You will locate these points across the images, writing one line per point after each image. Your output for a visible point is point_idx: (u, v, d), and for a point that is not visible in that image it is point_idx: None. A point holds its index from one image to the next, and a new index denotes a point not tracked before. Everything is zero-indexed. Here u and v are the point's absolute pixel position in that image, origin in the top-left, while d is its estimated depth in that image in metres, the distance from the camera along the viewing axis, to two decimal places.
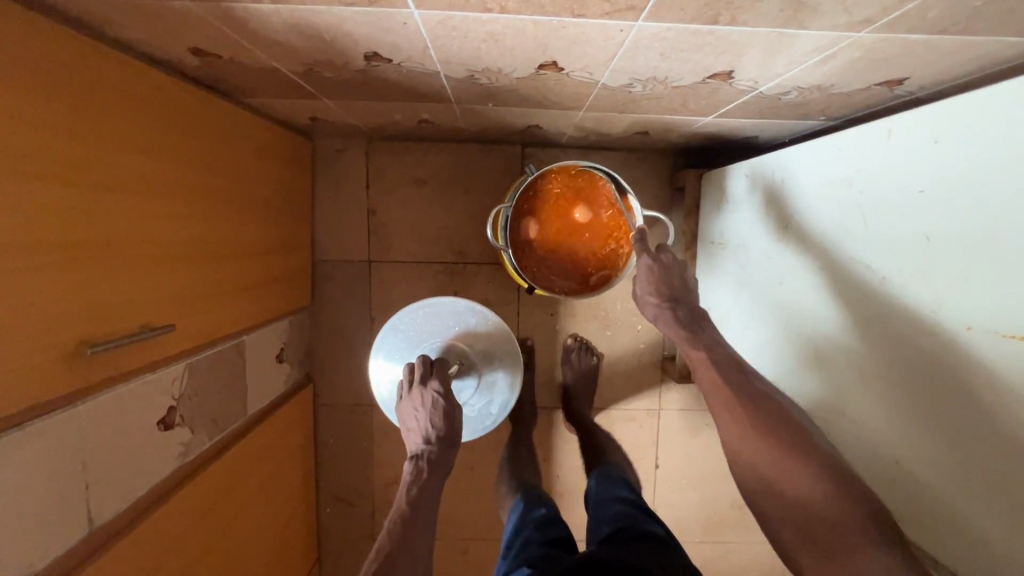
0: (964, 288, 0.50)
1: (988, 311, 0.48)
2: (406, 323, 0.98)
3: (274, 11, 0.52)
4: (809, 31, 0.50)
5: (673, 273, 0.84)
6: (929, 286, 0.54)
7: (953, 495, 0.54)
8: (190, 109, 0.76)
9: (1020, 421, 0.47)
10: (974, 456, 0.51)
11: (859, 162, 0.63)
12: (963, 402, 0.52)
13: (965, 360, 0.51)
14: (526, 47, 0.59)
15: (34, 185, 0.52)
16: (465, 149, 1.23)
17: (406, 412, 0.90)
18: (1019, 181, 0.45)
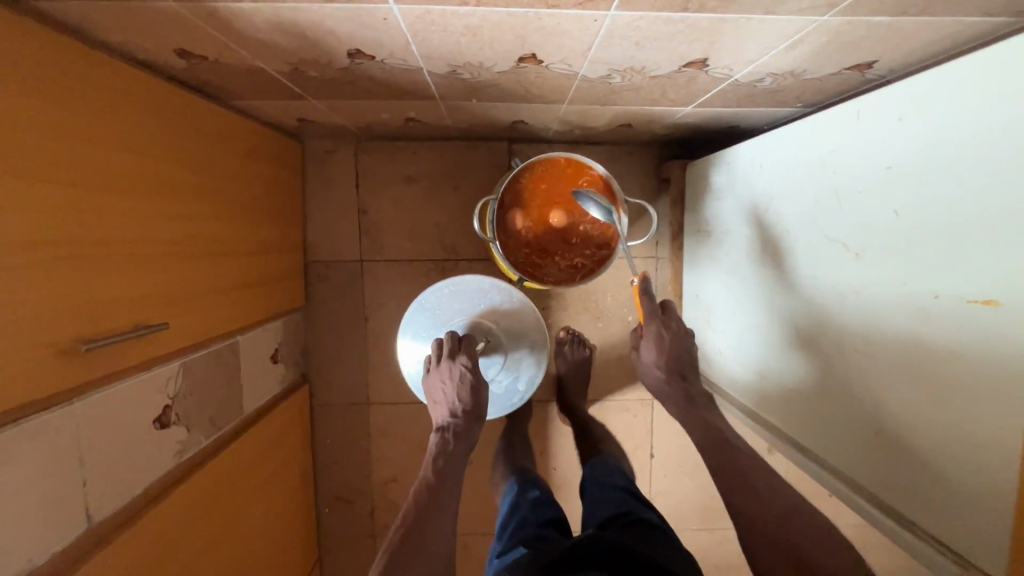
0: (931, 258, 0.52)
1: (952, 279, 0.50)
2: (434, 301, 0.99)
3: (256, 9, 0.54)
4: (776, 15, 0.52)
5: (679, 344, 0.94)
6: (900, 259, 0.55)
7: (925, 461, 0.55)
8: (178, 111, 0.77)
9: (984, 385, 0.48)
10: (941, 421, 0.52)
11: (833, 143, 0.65)
12: (931, 372, 0.53)
13: (934, 329, 0.52)
14: (505, 40, 0.61)
15: (24, 184, 0.53)
16: (453, 147, 1.25)
17: (433, 384, 0.91)
18: (981, 152, 0.47)
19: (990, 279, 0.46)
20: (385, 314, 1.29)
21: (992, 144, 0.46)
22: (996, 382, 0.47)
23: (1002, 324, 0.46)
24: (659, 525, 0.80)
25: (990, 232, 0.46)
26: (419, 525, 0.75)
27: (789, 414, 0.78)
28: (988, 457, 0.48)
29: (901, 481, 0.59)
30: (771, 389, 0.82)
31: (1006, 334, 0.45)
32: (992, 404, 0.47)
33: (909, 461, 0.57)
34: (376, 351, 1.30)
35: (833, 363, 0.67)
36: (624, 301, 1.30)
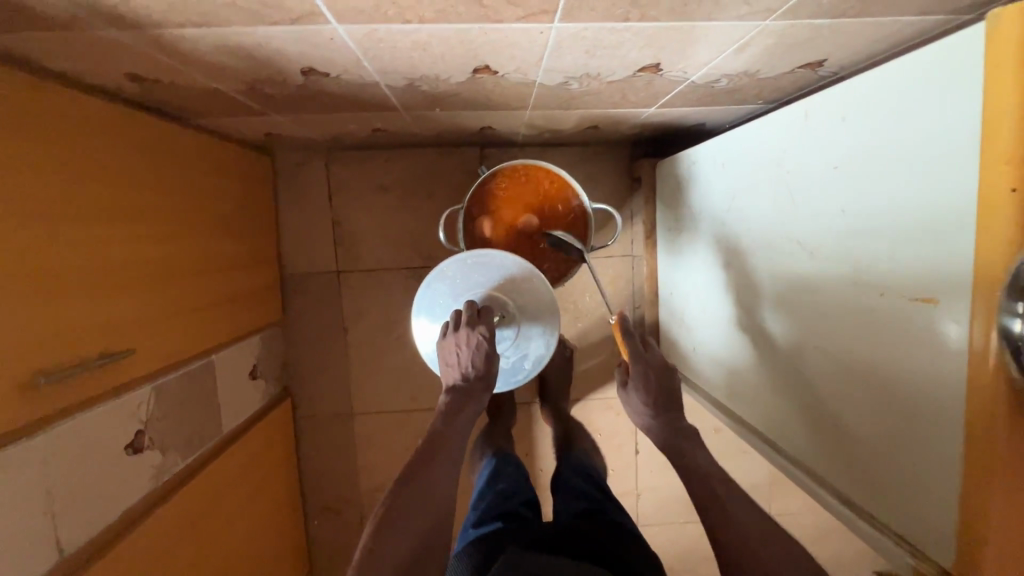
0: (875, 256, 0.53)
1: (894, 277, 0.51)
2: (453, 270, 0.90)
3: (201, 34, 0.53)
4: (718, 22, 0.53)
5: (666, 377, 0.82)
6: (851, 256, 0.56)
7: (877, 454, 0.56)
8: (135, 133, 0.76)
9: (926, 379, 0.49)
10: (891, 414, 0.54)
11: (786, 141, 0.65)
12: (880, 367, 0.54)
13: (885, 323, 0.53)
14: (455, 54, 0.61)
15: None
16: (425, 154, 1.25)
17: (446, 346, 0.83)
18: (915, 152, 0.48)
19: (928, 277, 0.48)
20: (364, 324, 1.29)
21: (928, 143, 0.47)
22: (939, 377, 0.48)
23: (941, 320, 0.47)
24: (616, 514, 0.85)
25: (929, 230, 0.47)
26: (414, 478, 0.73)
27: (756, 410, 0.79)
28: (932, 449, 0.50)
29: (857, 474, 0.60)
30: (740, 385, 0.83)
31: (946, 329, 0.47)
32: (935, 399, 0.48)
33: (863, 454, 0.58)
34: (357, 361, 1.30)
35: (793, 358, 0.69)
36: (601, 300, 1.31)
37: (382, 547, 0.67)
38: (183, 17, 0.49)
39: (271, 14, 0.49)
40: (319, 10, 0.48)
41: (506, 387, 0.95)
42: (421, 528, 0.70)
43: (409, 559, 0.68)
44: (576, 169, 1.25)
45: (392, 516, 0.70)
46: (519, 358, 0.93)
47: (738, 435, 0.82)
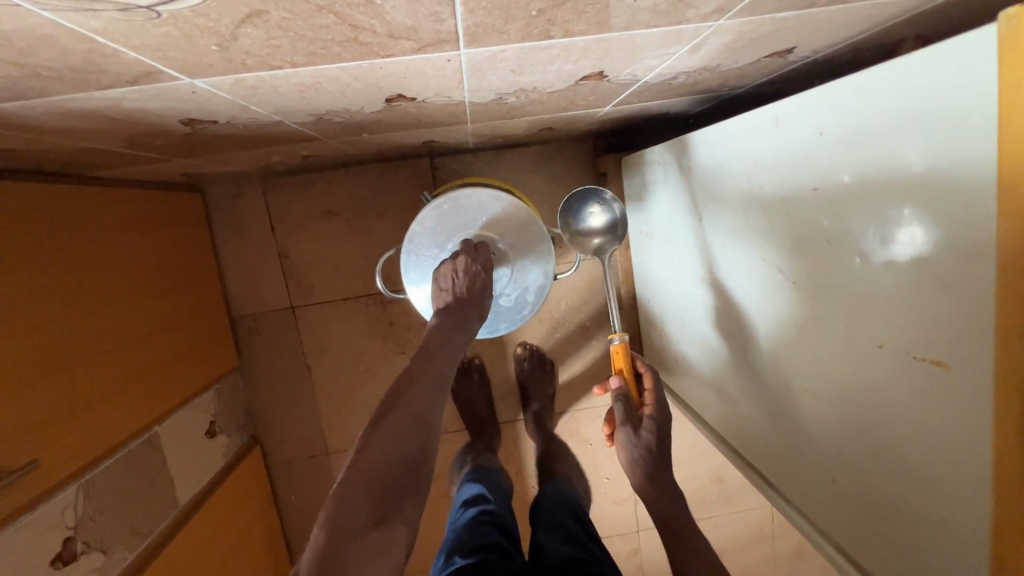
0: (868, 297, 0.48)
1: (896, 329, 0.45)
2: (430, 223, 0.80)
3: (25, 106, 0.43)
4: (659, 28, 0.43)
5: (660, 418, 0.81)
6: (850, 304, 0.50)
7: (895, 522, 0.51)
8: (15, 206, 0.66)
9: (940, 450, 0.43)
10: (904, 482, 0.48)
11: (773, 159, 0.57)
12: (885, 425, 0.49)
13: (890, 382, 0.47)
14: (356, 89, 0.51)
15: None
16: (371, 171, 1.14)
17: (442, 272, 0.75)
18: (910, 179, 0.41)
19: (934, 334, 0.42)
20: (328, 359, 1.20)
21: (938, 173, 0.39)
22: (955, 451, 0.42)
23: (952, 388, 0.41)
24: (592, 541, 0.83)
25: (933, 276, 0.41)
26: (398, 397, 0.60)
27: (758, 444, 0.74)
28: (953, 529, 0.44)
29: (873, 538, 0.54)
30: (738, 413, 0.78)
31: (957, 398, 0.41)
32: (952, 474, 0.43)
33: (879, 517, 0.53)
34: (326, 398, 1.21)
35: (787, 398, 0.63)
36: (578, 306, 1.23)
37: (360, 472, 0.54)
38: None
39: (98, 79, 0.38)
40: (158, 70, 0.38)
41: (512, 326, 0.87)
42: (408, 450, 0.57)
43: (394, 482, 0.55)
44: (536, 170, 1.15)
45: (373, 436, 0.56)
46: (519, 293, 0.86)
47: (744, 473, 0.77)
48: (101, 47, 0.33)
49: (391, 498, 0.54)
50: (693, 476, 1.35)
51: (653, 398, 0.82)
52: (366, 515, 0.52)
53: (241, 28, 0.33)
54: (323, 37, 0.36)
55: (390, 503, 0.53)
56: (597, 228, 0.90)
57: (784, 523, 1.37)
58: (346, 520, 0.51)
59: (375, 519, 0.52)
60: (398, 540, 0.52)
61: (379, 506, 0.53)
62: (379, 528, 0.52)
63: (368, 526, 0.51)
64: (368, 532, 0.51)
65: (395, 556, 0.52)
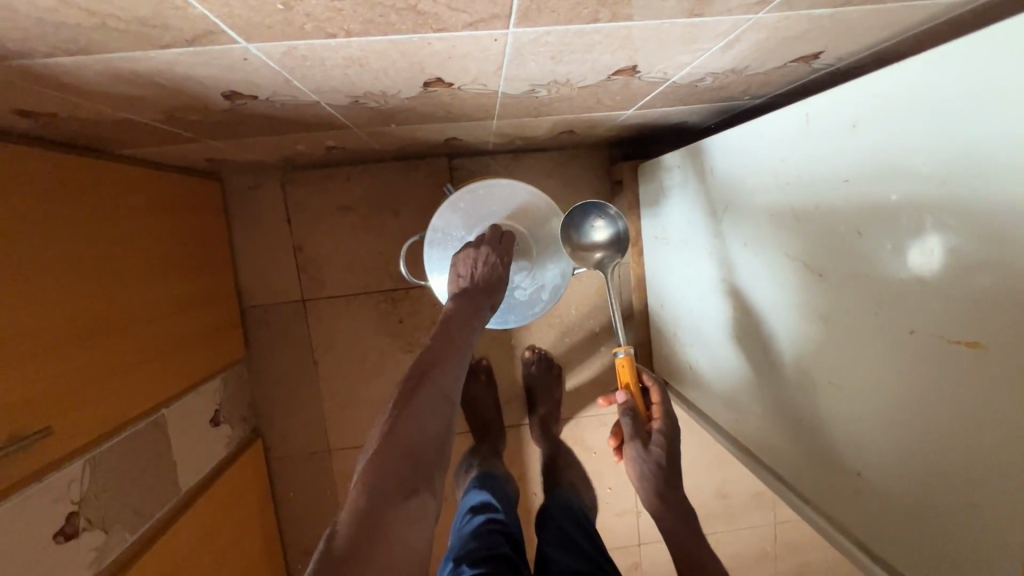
0: (898, 285, 0.48)
1: (927, 314, 0.46)
2: (463, 210, 0.81)
3: (81, 63, 0.44)
4: (703, 17, 0.45)
5: (670, 432, 0.78)
6: (881, 295, 0.50)
7: (925, 516, 0.50)
8: (41, 174, 0.66)
9: (976, 437, 0.44)
10: (934, 473, 0.48)
11: (802, 157, 0.58)
12: (917, 416, 0.49)
13: (924, 372, 0.47)
14: (399, 68, 0.52)
15: None
16: (390, 168, 1.15)
17: (462, 258, 0.75)
18: (945, 166, 0.42)
19: (972, 318, 0.42)
20: (336, 354, 1.20)
21: (976, 158, 0.40)
22: (990, 437, 0.42)
23: (990, 370, 0.41)
24: (600, 555, 0.81)
25: (969, 258, 0.42)
26: (423, 373, 0.61)
27: (775, 445, 0.73)
28: (987, 518, 0.44)
29: (899, 533, 0.54)
30: (752, 415, 0.78)
31: (995, 382, 0.41)
32: (987, 461, 0.43)
33: (907, 512, 0.52)
34: (331, 395, 1.20)
35: (809, 393, 0.63)
36: (588, 312, 1.24)
37: (392, 444, 0.54)
38: (53, 45, 0.40)
39: (158, 36, 0.39)
40: (218, 29, 0.39)
41: (521, 321, 0.87)
42: (436, 425, 0.57)
43: (424, 454, 0.55)
44: (552, 176, 1.17)
45: (403, 410, 0.56)
46: (536, 288, 0.86)
47: (763, 478, 0.77)
48: None
49: (422, 468, 0.54)
50: (699, 492, 1.33)
51: (661, 412, 0.80)
52: (400, 485, 0.51)
53: None
54: (385, 3, 0.37)
55: (422, 475, 0.53)
56: (597, 244, 0.82)
57: (787, 542, 1.36)
58: (382, 490, 0.50)
59: (409, 489, 0.52)
60: (430, 511, 0.52)
61: (411, 476, 0.52)
62: (413, 499, 0.51)
63: (403, 496, 0.51)
64: (403, 502, 0.50)
65: (430, 525, 0.51)
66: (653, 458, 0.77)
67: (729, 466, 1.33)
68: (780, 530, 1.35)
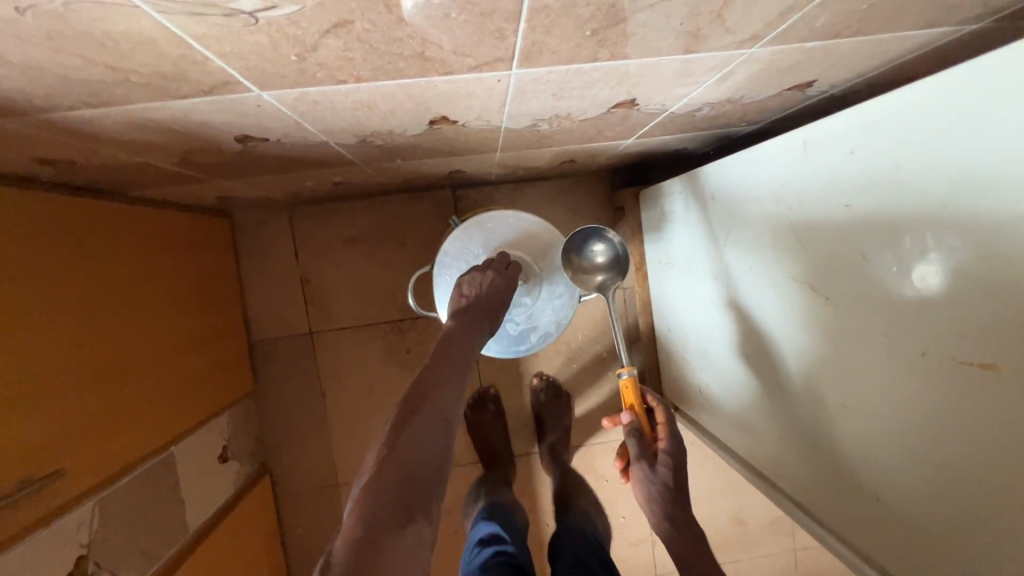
0: (904, 307, 0.48)
1: (936, 335, 0.46)
2: (471, 240, 0.82)
3: (101, 114, 0.46)
4: (699, 54, 0.47)
5: (677, 452, 0.76)
6: (889, 315, 0.50)
7: (946, 542, 0.49)
8: (56, 218, 0.68)
9: (990, 460, 0.43)
10: (952, 495, 0.47)
11: (803, 182, 0.59)
12: (931, 437, 0.48)
13: (936, 391, 0.47)
14: (405, 109, 0.54)
15: None
16: (395, 201, 1.17)
17: (468, 279, 0.75)
18: (945, 190, 0.43)
19: (980, 340, 0.42)
20: (344, 386, 1.19)
21: (975, 183, 0.41)
22: (1005, 459, 0.42)
23: (1001, 391, 0.41)
24: None
25: (974, 282, 0.42)
26: (422, 396, 0.60)
27: (791, 471, 0.72)
28: (1008, 543, 0.43)
29: (919, 559, 0.53)
30: (766, 439, 0.77)
31: (1009, 403, 0.41)
32: (1005, 484, 0.42)
33: (928, 538, 0.51)
34: (339, 427, 1.20)
35: (821, 415, 0.63)
36: (595, 337, 1.24)
37: (389, 470, 0.53)
38: (75, 99, 0.41)
39: (177, 88, 0.41)
40: (234, 79, 0.41)
41: (524, 348, 0.88)
42: (434, 449, 0.57)
43: (421, 480, 0.54)
44: (554, 204, 1.19)
45: (401, 434, 0.56)
46: (539, 317, 0.87)
47: (779, 504, 0.75)
48: (194, 54, 0.36)
49: (419, 495, 0.53)
50: (716, 520, 1.30)
51: (664, 429, 0.77)
52: (397, 513, 0.51)
53: (324, 38, 0.36)
54: (393, 51, 0.39)
55: (418, 503, 0.53)
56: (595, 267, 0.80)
57: (809, 570, 1.32)
58: (379, 518, 0.50)
59: (407, 516, 0.51)
60: (426, 541, 0.51)
61: (409, 504, 0.52)
62: (409, 528, 0.50)
63: (399, 525, 0.50)
64: (399, 531, 0.50)
65: (425, 556, 0.50)
66: (661, 479, 0.75)
67: (745, 492, 1.31)
68: (800, 558, 1.31)
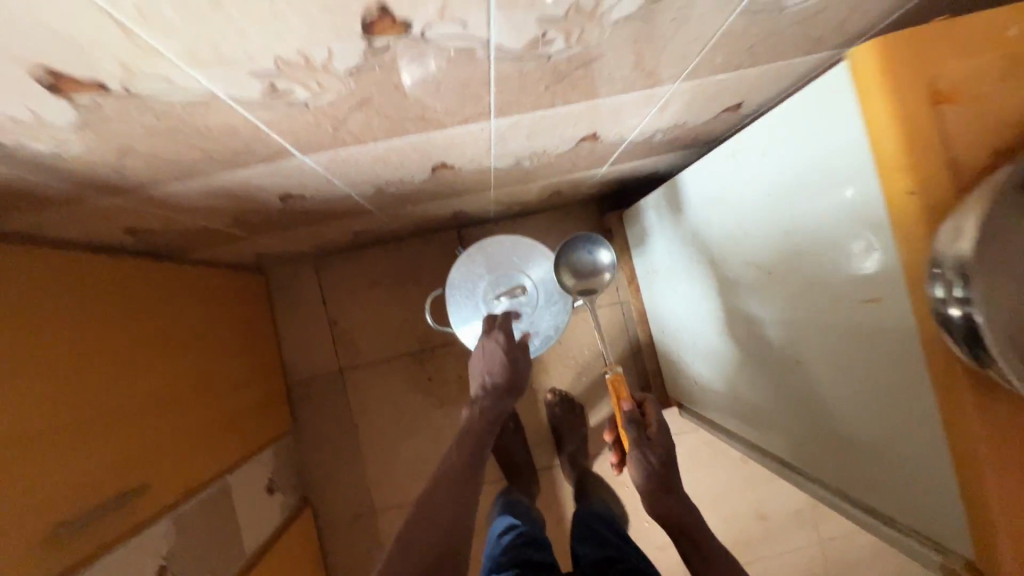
0: (816, 266, 0.57)
1: (840, 285, 0.54)
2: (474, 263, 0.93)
3: (185, 186, 0.60)
4: (634, 92, 0.60)
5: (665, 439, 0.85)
6: (809, 274, 0.59)
7: (888, 464, 0.56)
8: (133, 278, 0.82)
9: (896, 383, 0.50)
10: (882, 421, 0.54)
11: (735, 186, 0.71)
12: (858, 373, 0.56)
13: (852, 332, 0.54)
14: (413, 159, 0.68)
15: (26, 383, 0.59)
16: (407, 245, 1.32)
17: (473, 361, 0.87)
18: (816, 162, 0.53)
19: (863, 282, 0.50)
20: (374, 417, 1.30)
21: (830, 155, 0.50)
22: (902, 379, 0.49)
23: (887, 321, 0.49)
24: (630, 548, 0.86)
25: (848, 236, 0.50)
26: (439, 477, 0.71)
27: (778, 438, 0.80)
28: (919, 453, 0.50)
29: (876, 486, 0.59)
30: (756, 414, 0.85)
31: (894, 331, 0.48)
32: (908, 402, 0.49)
33: (876, 465, 0.58)
34: (373, 456, 1.29)
35: (788, 376, 0.71)
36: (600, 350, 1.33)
37: (408, 544, 0.63)
38: (170, 176, 0.56)
39: (244, 159, 0.55)
40: (286, 148, 0.55)
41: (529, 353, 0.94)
42: (449, 518, 0.66)
43: (439, 550, 0.63)
44: (550, 233, 1.32)
45: (419, 511, 0.67)
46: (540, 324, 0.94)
47: (775, 472, 0.83)
48: (261, 133, 0.50)
49: (436, 559, 0.62)
50: (738, 518, 1.35)
51: (654, 420, 0.86)
52: None
53: (352, 112, 0.50)
54: (402, 116, 0.53)
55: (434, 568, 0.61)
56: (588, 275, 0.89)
57: (838, 560, 1.35)
58: None
59: None
60: None
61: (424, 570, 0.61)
62: None
63: None
64: None
65: None
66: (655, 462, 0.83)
67: (763, 487, 1.35)
68: (827, 549, 1.35)
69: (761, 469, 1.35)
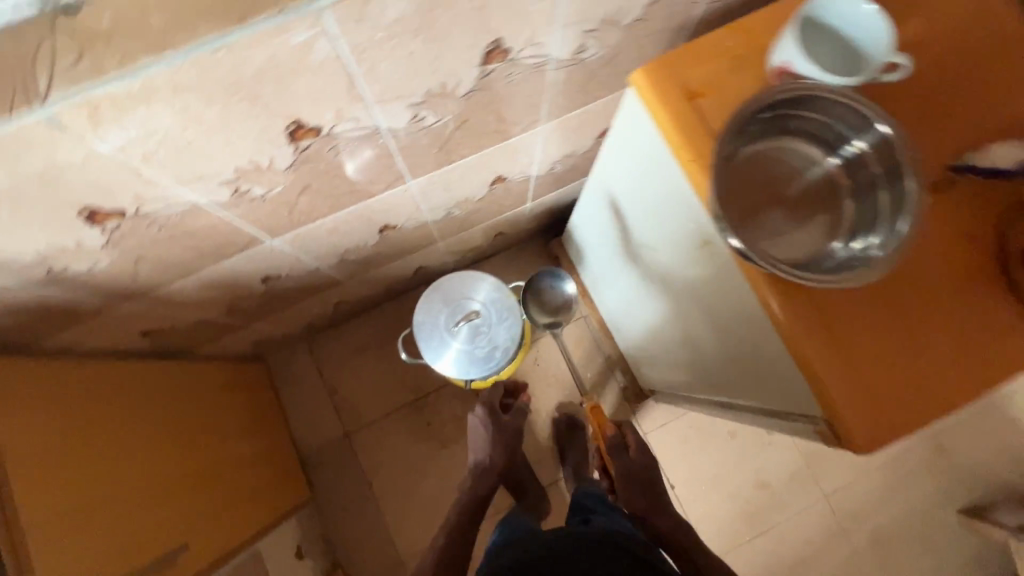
0: (666, 233, 0.72)
1: (682, 243, 0.69)
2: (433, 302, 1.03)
3: (184, 283, 0.77)
4: (511, 138, 0.79)
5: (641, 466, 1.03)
6: (666, 241, 0.74)
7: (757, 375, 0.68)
8: (151, 373, 0.95)
9: (734, 304, 0.64)
10: (740, 339, 0.67)
11: (611, 196, 0.88)
12: (715, 309, 0.69)
13: (701, 276, 0.69)
14: (360, 225, 0.85)
15: (90, 456, 0.71)
16: (386, 308, 1.48)
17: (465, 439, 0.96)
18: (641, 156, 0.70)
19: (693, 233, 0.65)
20: (386, 470, 1.40)
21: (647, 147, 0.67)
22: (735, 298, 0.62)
23: (713, 257, 0.63)
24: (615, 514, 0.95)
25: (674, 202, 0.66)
26: None
27: (707, 391, 0.92)
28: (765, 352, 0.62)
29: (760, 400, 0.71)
30: (688, 378, 0.98)
31: (718, 261, 0.63)
32: (745, 315, 0.62)
33: (753, 380, 0.70)
34: (392, 507, 1.38)
35: (687, 333, 0.84)
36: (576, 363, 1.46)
37: None
38: (173, 275, 0.73)
39: (227, 249, 0.72)
40: (258, 234, 0.72)
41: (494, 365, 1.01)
42: None
43: None
44: (507, 270, 1.49)
45: None
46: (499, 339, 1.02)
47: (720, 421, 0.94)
48: (236, 226, 0.67)
49: None
50: (742, 490, 1.43)
51: (631, 441, 1.07)
52: None
53: (300, 196, 0.67)
54: (339, 192, 0.71)
55: None
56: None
57: (845, 510, 1.42)
58: None
59: None
60: None
61: None
62: None
63: None
64: None
65: None
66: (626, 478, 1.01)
67: (757, 456, 1.44)
68: (833, 503, 1.42)
69: (750, 439, 1.45)
